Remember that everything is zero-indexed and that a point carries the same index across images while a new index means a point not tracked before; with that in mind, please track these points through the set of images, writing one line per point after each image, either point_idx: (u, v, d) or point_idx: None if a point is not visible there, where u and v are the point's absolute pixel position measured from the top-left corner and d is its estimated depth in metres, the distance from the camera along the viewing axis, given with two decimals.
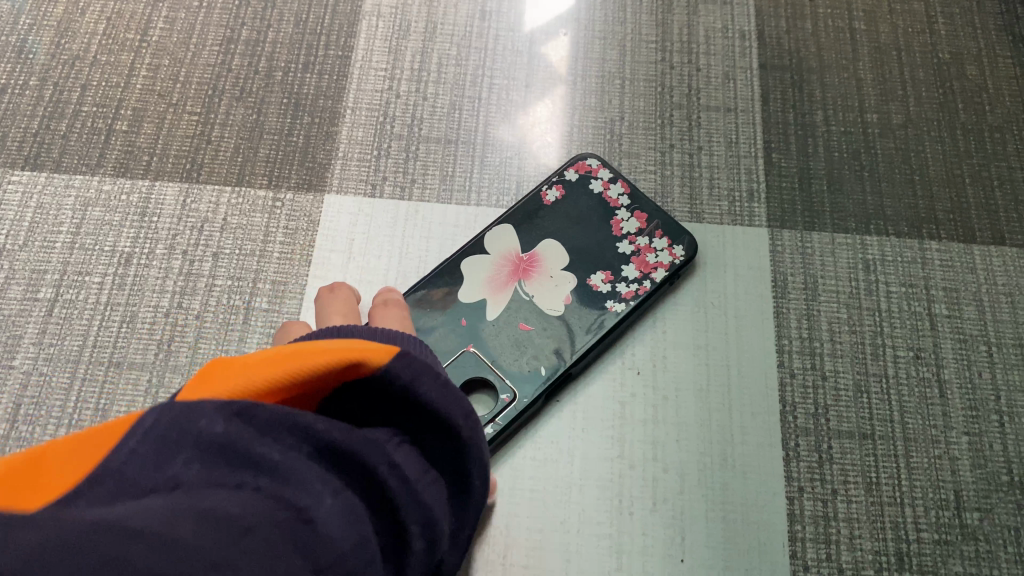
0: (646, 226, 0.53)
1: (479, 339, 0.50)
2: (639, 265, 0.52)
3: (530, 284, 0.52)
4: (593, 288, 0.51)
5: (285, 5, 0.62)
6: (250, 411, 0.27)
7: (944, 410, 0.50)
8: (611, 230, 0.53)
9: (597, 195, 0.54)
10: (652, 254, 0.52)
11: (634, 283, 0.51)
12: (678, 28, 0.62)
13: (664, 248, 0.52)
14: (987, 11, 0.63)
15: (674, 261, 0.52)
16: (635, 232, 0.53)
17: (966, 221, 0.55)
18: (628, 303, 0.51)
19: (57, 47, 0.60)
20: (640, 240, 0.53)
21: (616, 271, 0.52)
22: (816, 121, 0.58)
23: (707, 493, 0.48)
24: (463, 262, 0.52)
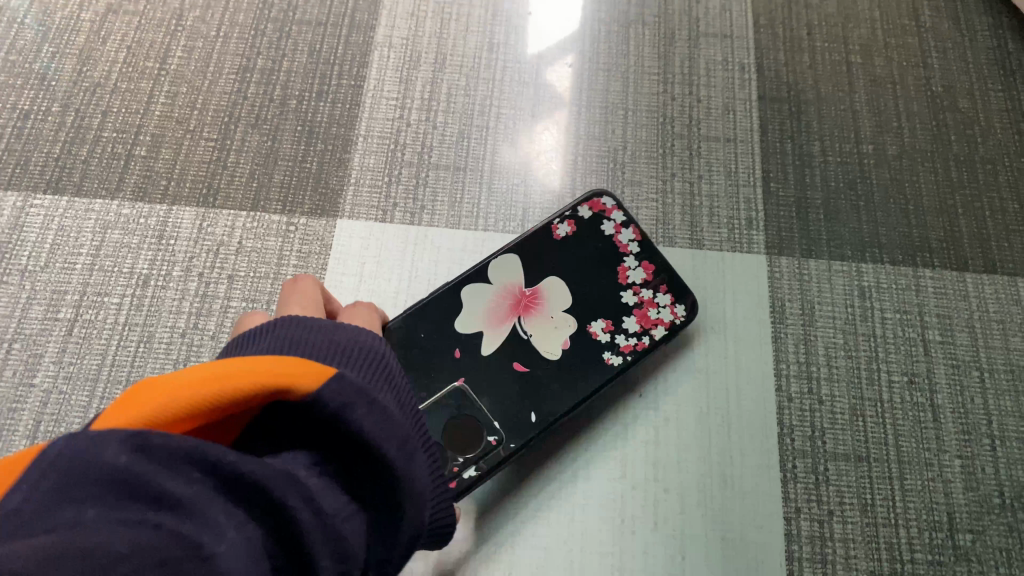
0: (652, 278, 0.53)
1: (473, 378, 0.50)
2: (640, 318, 0.52)
3: (530, 322, 0.52)
4: (591, 335, 0.51)
5: (300, 35, 0.64)
6: (150, 444, 0.24)
7: (938, 434, 0.51)
8: (618, 277, 0.53)
9: (607, 237, 0.54)
10: (656, 309, 0.52)
11: (633, 337, 0.51)
12: (680, 61, 0.64)
13: (666, 304, 0.52)
14: (979, 46, 0.65)
15: (675, 319, 0.52)
16: (641, 283, 0.53)
17: (959, 249, 0.57)
18: (625, 357, 0.50)
19: (79, 75, 0.62)
20: (645, 292, 0.52)
21: (617, 321, 0.52)
22: (813, 152, 0.60)
23: (706, 513, 0.49)
24: (465, 292, 0.52)
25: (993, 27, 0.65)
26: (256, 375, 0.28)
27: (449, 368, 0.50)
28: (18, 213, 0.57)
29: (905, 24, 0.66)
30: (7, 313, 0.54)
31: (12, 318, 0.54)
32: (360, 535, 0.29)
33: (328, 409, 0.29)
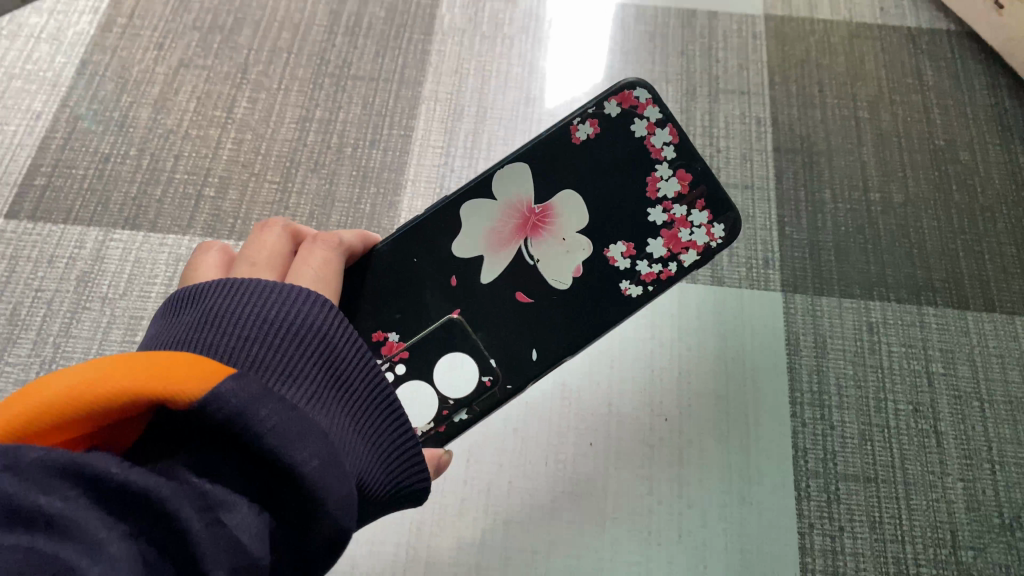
0: (686, 193, 0.51)
1: (473, 309, 0.51)
2: (661, 243, 0.51)
3: (538, 244, 0.52)
4: (609, 262, 0.51)
5: (354, 90, 0.70)
6: (21, 464, 0.23)
7: (941, 458, 0.55)
8: (647, 189, 0.51)
9: (639, 138, 0.51)
10: (678, 233, 0.52)
11: (657, 264, 0.51)
12: (701, 114, 0.69)
13: (697, 225, 0.52)
14: (978, 104, 0.70)
15: (709, 242, 0.52)
16: (673, 197, 0.51)
17: (961, 289, 0.62)
18: (646, 286, 0.51)
19: (154, 123, 0.69)
20: (677, 210, 0.51)
21: (639, 247, 0.51)
22: (824, 199, 0.66)
23: (727, 527, 0.53)
24: (465, 205, 0.51)
25: (991, 87, 0.71)
26: (139, 378, 0.26)
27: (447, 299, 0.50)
28: (99, 247, 0.63)
29: (908, 83, 0.71)
30: (89, 335, 0.59)
31: (94, 340, 0.59)
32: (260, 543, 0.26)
33: (219, 417, 0.26)
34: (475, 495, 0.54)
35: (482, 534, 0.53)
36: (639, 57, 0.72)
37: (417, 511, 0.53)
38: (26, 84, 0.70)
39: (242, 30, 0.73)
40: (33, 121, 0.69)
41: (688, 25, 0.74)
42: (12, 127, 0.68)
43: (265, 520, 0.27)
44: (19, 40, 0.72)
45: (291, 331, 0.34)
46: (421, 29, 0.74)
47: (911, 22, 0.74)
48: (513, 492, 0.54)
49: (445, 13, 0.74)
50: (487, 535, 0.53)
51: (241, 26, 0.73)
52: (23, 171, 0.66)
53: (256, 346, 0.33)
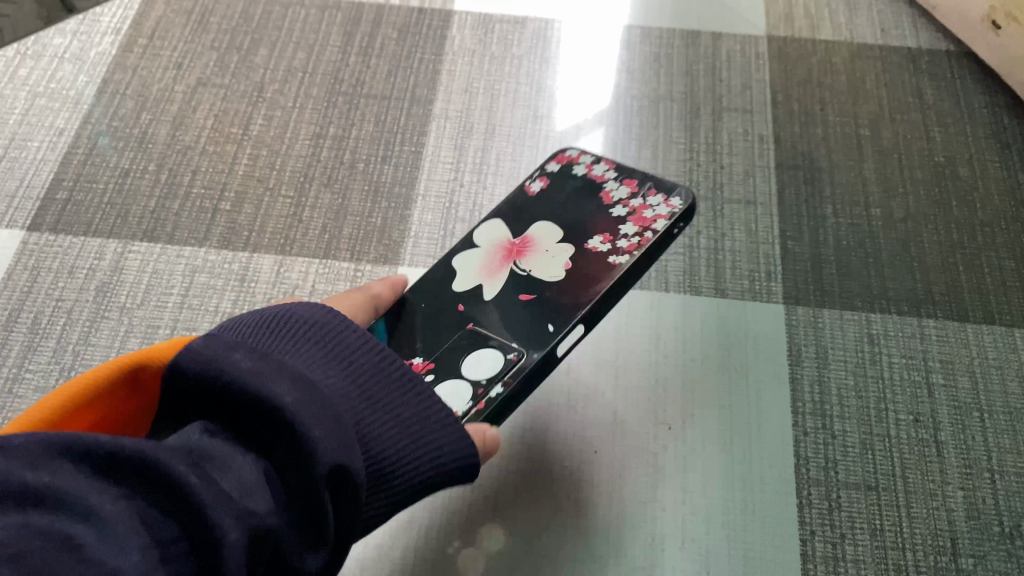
0: (635, 190, 0.55)
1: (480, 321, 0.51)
2: (638, 225, 0.53)
3: (528, 260, 0.54)
4: (591, 249, 0.53)
5: (367, 107, 0.72)
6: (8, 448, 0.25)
7: (941, 467, 0.56)
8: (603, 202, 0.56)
9: (582, 176, 0.58)
10: (648, 214, 0.54)
11: (634, 237, 0.52)
12: (705, 132, 0.71)
13: (661, 203, 0.54)
14: (978, 122, 0.72)
15: (671, 212, 0.53)
16: (627, 196, 0.55)
17: (960, 302, 0.63)
18: (630, 255, 0.51)
19: (172, 139, 0.71)
20: (633, 201, 0.55)
21: (615, 233, 0.53)
22: (826, 214, 0.67)
23: (730, 533, 0.54)
24: (456, 258, 0.56)
25: (990, 105, 0.72)
26: None
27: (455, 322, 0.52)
28: (119, 258, 0.65)
29: (908, 101, 0.73)
30: (107, 343, 0.61)
31: (112, 348, 0.61)
32: (261, 494, 0.28)
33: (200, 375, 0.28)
34: (482, 501, 0.55)
35: (488, 538, 0.54)
36: (644, 76, 0.74)
37: (425, 515, 0.54)
38: (50, 102, 0.73)
39: (259, 50, 0.76)
40: (56, 137, 0.71)
41: (692, 46, 0.76)
42: (35, 143, 0.70)
43: (263, 472, 0.28)
44: (44, 60, 0.75)
45: (286, 320, 0.36)
46: (432, 49, 0.76)
47: (911, 43, 0.76)
48: (519, 497, 0.55)
49: (456, 34, 0.77)
50: (494, 540, 0.54)
51: (257, 46, 0.76)
52: (45, 185, 0.68)
53: (252, 333, 0.35)
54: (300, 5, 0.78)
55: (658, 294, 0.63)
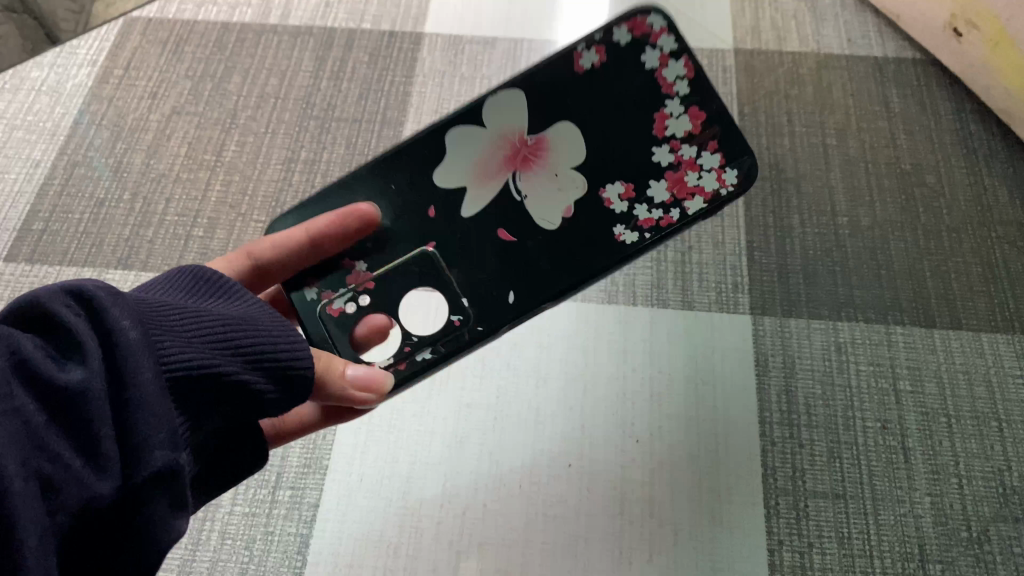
0: (698, 134, 0.49)
1: (453, 241, 0.50)
2: (667, 119, 0.49)
3: (528, 180, 0.50)
4: (606, 201, 0.49)
5: (338, 130, 0.73)
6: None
7: (909, 474, 0.56)
8: (655, 127, 0.49)
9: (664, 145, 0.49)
10: (614, 44, 0.49)
11: (658, 207, 0.48)
12: None
13: (632, 32, 0.49)
14: (945, 128, 0.72)
15: (720, 189, 0.48)
16: (682, 138, 0.49)
17: (928, 309, 0.63)
18: (644, 230, 0.48)
19: (147, 167, 0.72)
20: (685, 151, 0.49)
21: (640, 189, 0.49)
22: (793, 224, 0.67)
23: (697, 545, 0.54)
24: (453, 132, 0.50)
25: (956, 112, 0.73)
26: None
27: (419, 224, 0.50)
28: None
29: (876, 110, 0.73)
30: None
31: None
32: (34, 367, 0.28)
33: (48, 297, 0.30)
34: (452, 518, 0.55)
35: (457, 557, 0.54)
36: None
37: (394, 535, 0.55)
38: (27, 134, 0.74)
39: (232, 78, 0.77)
40: (32, 168, 0.72)
41: None
42: (13, 175, 0.72)
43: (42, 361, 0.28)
44: (21, 93, 0.76)
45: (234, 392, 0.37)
46: (402, 72, 0.77)
47: (877, 52, 0.77)
48: (488, 514, 0.55)
49: (426, 56, 0.78)
50: (463, 558, 0.54)
51: (230, 74, 0.77)
52: (21, 217, 0.69)
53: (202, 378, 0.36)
54: (273, 31, 0.79)
55: (625, 308, 0.63)
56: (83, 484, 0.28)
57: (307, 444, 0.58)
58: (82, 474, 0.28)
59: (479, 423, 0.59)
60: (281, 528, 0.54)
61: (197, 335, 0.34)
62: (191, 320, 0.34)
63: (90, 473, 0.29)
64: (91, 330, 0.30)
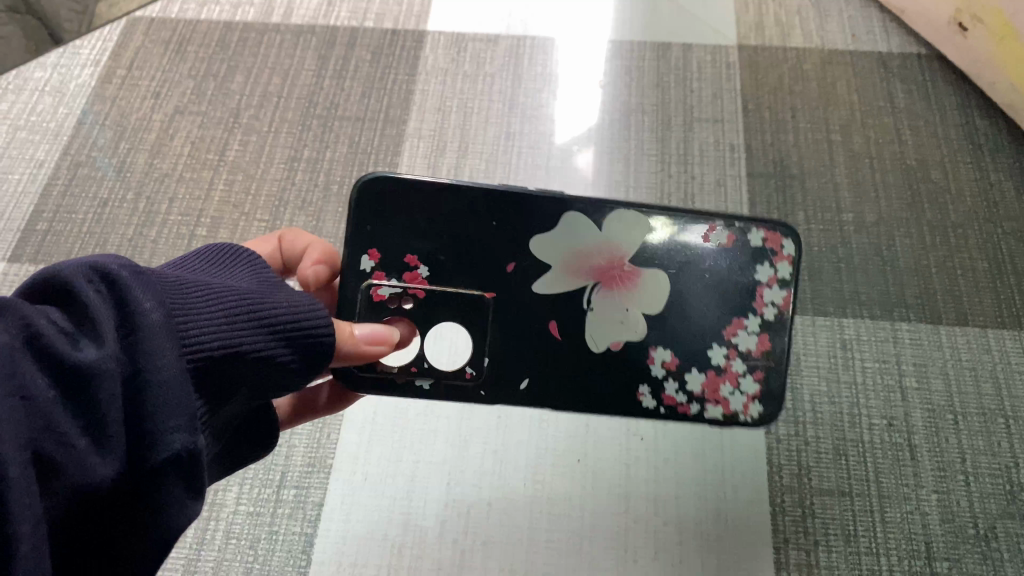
0: (756, 356, 0.47)
1: (508, 304, 0.47)
2: (739, 331, 0.48)
3: (603, 296, 0.47)
4: (649, 358, 0.47)
5: (340, 129, 0.73)
6: None
7: (915, 471, 0.56)
8: (728, 326, 0.48)
9: (723, 343, 0.47)
10: (744, 237, 0.48)
11: (685, 395, 0.47)
12: (676, 143, 0.71)
13: (764, 239, 0.48)
14: (950, 123, 0.72)
15: (742, 415, 0.47)
16: (744, 352, 0.47)
17: (934, 304, 0.63)
18: (659, 406, 0.47)
19: (150, 167, 0.72)
20: (737, 365, 0.47)
21: (683, 366, 0.47)
22: (798, 221, 0.67)
23: (702, 543, 0.54)
24: (566, 217, 0.47)
25: (962, 107, 0.72)
26: None
27: (493, 272, 0.46)
28: None
29: (880, 106, 0.73)
30: None
31: None
32: (48, 349, 0.28)
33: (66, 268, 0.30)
34: (456, 517, 0.55)
35: (462, 555, 0.54)
36: (616, 91, 0.75)
37: (399, 534, 0.55)
38: (31, 134, 0.74)
39: (234, 77, 0.77)
40: (36, 169, 0.72)
41: (664, 58, 0.76)
42: (16, 176, 0.72)
43: (57, 341, 0.28)
44: (24, 94, 0.76)
45: None
46: (405, 70, 0.77)
47: (882, 47, 0.76)
48: (492, 511, 0.55)
49: (429, 54, 0.77)
50: (467, 557, 0.54)
51: (233, 73, 0.77)
52: (25, 218, 0.69)
53: None
54: (275, 30, 0.79)
55: None
56: (87, 468, 0.28)
57: (312, 443, 0.57)
58: (87, 458, 0.28)
59: (482, 421, 0.59)
60: (286, 528, 0.54)
61: (220, 312, 0.34)
62: (212, 296, 0.34)
63: (97, 458, 0.28)
64: (107, 307, 0.30)
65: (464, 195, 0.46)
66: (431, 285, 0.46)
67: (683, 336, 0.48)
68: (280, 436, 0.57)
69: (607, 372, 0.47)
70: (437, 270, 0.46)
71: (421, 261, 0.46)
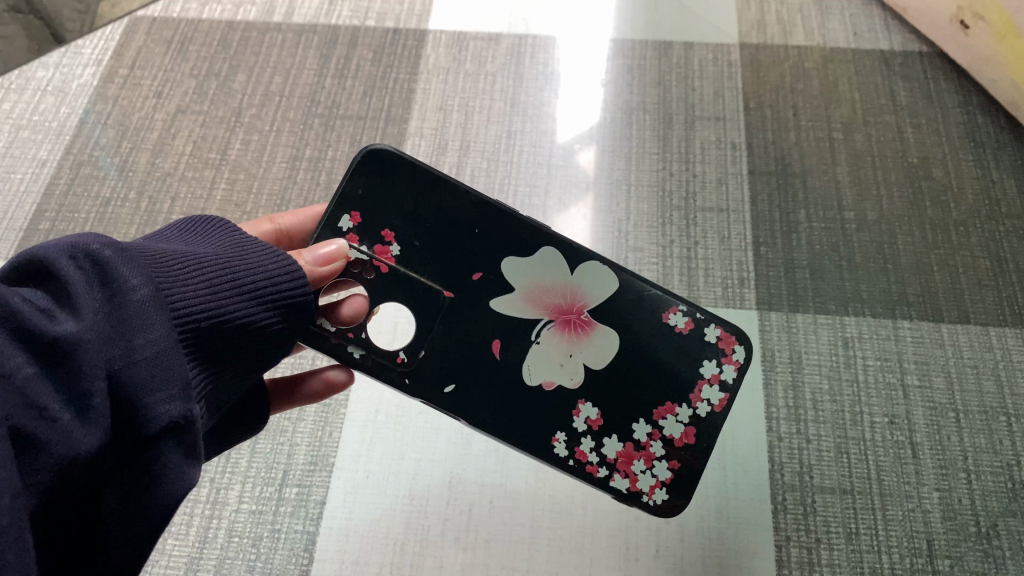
0: (677, 447, 0.48)
1: (461, 309, 0.47)
2: (669, 415, 0.48)
3: (553, 336, 0.48)
4: (572, 410, 0.47)
5: (342, 128, 0.73)
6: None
7: (917, 469, 0.56)
8: (660, 409, 0.48)
9: (647, 422, 0.48)
10: (700, 330, 0.49)
11: (599, 458, 0.47)
12: (677, 141, 0.71)
13: (719, 338, 0.49)
14: (952, 121, 0.72)
15: (647, 496, 0.48)
16: (666, 436, 0.48)
17: (936, 302, 0.63)
18: (569, 458, 0.47)
19: (153, 166, 0.72)
20: (654, 449, 0.48)
21: (604, 430, 0.47)
22: (799, 219, 0.67)
23: (704, 540, 0.54)
24: (550, 249, 0.48)
25: (963, 105, 0.72)
26: None
27: (458, 274, 0.47)
28: None
29: (882, 103, 0.73)
30: None
31: None
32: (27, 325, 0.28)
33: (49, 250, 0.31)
34: (458, 515, 0.55)
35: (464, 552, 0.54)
36: (617, 89, 0.75)
37: (401, 532, 0.55)
38: (33, 134, 0.74)
39: (236, 76, 0.77)
40: (38, 168, 0.72)
41: (665, 56, 0.76)
42: (19, 175, 0.72)
43: (34, 318, 0.28)
44: (27, 93, 0.76)
45: None
46: (407, 69, 0.77)
47: (884, 45, 0.76)
48: (494, 510, 0.56)
49: (430, 53, 0.77)
50: (469, 555, 0.54)
51: (235, 72, 0.77)
52: (27, 217, 0.70)
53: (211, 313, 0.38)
54: (277, 30, 0.79)
55: None
56: (73, 440, 0.28)
57: (313, 440, 0.57)
58: (71, 429, 0.29)
59: None
60: (288, 526, 0.55)
61: (204, 282, 0.35)
62: (193, 266, 0.35)
63: (81, 428, 0.29)
64: (88, 283, 0.31)
65: (459, 196, 0.47)
66: (398, 264, 0.46)
67: (616, 396, 0.48)
68: (282, 434, 0.57)
69: (527, 408, 0.47)
70: (409, 253, 0.46)
71: (395, 239, 0.46)
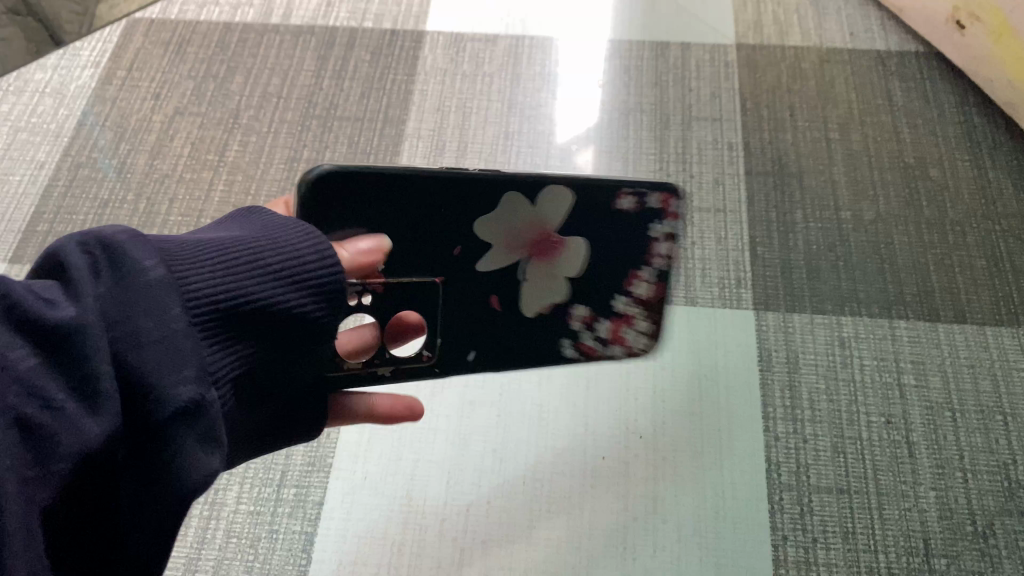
0: (652, 295, 0.51)
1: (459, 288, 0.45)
2: (638, 280, 0.49)
3: (536, 267, 0.46)
4: (568, 319, 0.49)
5: (340, 129, 0.73)
6: None
7: (913, 468, 0.56)
8: (627, 279, 0.49)
9: (623, 293, 0.49)
10: (642, 202, 0.46)
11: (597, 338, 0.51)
12: (675, 141, 0.71)
13: (659, 201, 0.46)
14: (948, 121, 0.72)
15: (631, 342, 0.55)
16: (642, 293, 0.50)
17: (932, 302, 0.63)
18: (575, 347, 0.51)
19: (150, 168, 0.72)
20: (631, 308, 0.51)
21: (596, 320, 0.50)
22: (796, 219, 0.67)
23: (701, 540, 0.54)
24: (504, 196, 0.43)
25: (960, 105, 0.72)
26: None
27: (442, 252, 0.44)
28: None
29: (879, 104, 0.73)
30: None
31: None
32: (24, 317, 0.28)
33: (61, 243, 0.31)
34: (456, 516, 0.55)
35: (462, 551, 0.54)
36: (614, 89, 0.75)
37: (399, 532, 0.55)
38: (31, 136, 0.74)
39: (234, 78, 0.77)
40: (36, 171, 0.72)
41: (662, 56, 0.76)
42: (17, 177, 0.72)
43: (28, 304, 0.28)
44: (25, 95, 0.77)
45: None
46: (404, 70, 0.77)
47: (880, 46, 0.76)
48: (492, 511, 0.56)
49: (428, 54, 0.78)
50: (467, 555, 0.54)
51: (232, 74, 0.77)
52: (26, 219, 0.70)
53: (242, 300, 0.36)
54: (275, 31, 0.79)
55: None
56: (78, 430, 0.28)
57: (312, 442, 0.58)
58: (76, 419, 0.28)
59: (483, 419, 0.59)
60: (286, 527, 0.55)
61: (226, 261, 0.33)
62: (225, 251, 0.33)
63: (89, 417, 0.28)
64: (96, 271, 0.30)
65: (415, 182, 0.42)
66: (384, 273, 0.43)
67: (594, 298, 0.49)
68: None
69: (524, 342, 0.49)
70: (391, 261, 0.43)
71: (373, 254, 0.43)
